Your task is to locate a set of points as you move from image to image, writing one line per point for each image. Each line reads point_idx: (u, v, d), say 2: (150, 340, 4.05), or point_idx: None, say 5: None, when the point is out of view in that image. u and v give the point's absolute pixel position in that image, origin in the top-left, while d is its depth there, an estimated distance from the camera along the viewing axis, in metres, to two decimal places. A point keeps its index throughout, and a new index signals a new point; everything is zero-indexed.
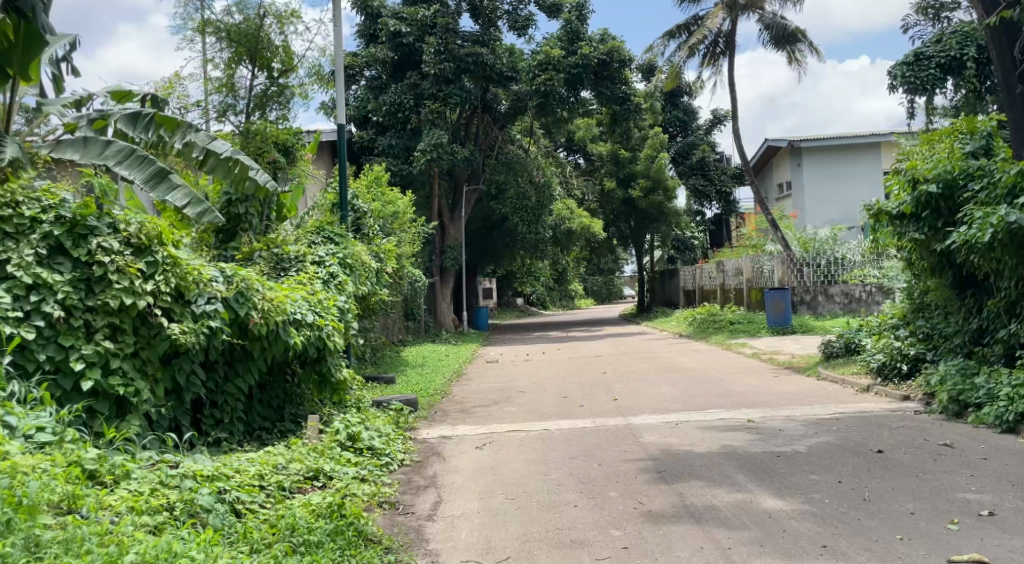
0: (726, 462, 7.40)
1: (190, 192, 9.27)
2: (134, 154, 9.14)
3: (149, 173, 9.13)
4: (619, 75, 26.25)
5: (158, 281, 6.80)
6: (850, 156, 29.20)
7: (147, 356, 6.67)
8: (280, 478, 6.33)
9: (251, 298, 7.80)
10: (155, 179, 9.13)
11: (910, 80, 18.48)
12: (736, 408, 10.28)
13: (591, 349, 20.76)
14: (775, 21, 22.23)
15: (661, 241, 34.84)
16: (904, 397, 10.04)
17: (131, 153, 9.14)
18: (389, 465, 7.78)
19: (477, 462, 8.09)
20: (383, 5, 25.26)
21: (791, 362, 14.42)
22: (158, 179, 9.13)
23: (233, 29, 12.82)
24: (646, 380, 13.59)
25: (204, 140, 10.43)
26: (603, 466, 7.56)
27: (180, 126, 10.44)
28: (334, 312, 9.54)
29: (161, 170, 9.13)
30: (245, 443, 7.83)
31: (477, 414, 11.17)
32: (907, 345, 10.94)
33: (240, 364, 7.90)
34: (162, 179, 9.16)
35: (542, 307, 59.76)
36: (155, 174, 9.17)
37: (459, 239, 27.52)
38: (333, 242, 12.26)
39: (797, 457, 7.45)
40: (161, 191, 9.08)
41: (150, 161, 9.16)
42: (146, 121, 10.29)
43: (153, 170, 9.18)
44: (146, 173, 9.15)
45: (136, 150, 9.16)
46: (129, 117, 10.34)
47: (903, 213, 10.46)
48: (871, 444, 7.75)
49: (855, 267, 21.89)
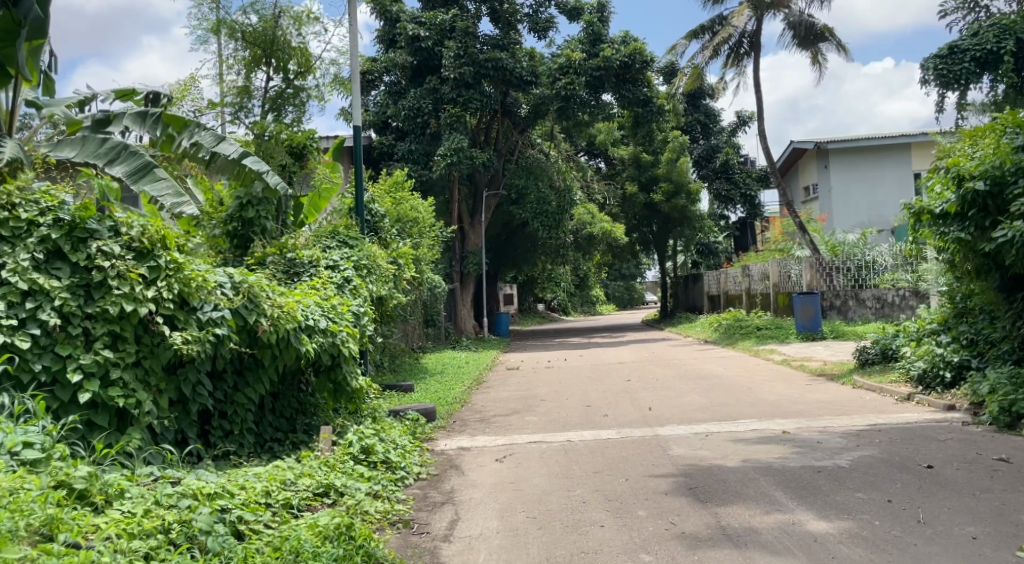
0: (765, 478, 6.96)
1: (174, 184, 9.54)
2: (125, 149, 9.56)
3: (135, 166, 9.47)
4: (641, 78, 25.79)
5: (161, 288, 6.46)
6: (880, 157, 28.57)
7: (150, 366, 6.32)
8: (288, 495, 5.97)
9: (261, 304, 7.47)
10: (140, 173, 9.48)
11: (943, 74, 18.03)
12: (768, 418, 9.82)
13: (614, 355, 20.34)
14: (802, 20, 21.65)
15: (685, 246, 34.31)
16: (949, 407, 9.56)
17: (122, 149, 9.56)
18: (404, 480, 7.40)
19: (498, 476, 7.70)
20: (403, 10, 25.03)
21: (824, 369, 13.90)
22: (143, 172, 9.49)
23: (249, 31, 12.54)
24: (672, 388, 13.14)
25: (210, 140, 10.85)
26: (630, 481, 7.14)
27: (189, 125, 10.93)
28: (348, 317, 9.20)
29: (147, 163, 9.48)
30: (255, 456, 7.52)
31: (498, 424, 10.78)
32: (951, 352, 10.45)
33: (250, 373, 7.59)
34: (146, 173, 9.51)
35: (564, 313, 59.27)
36: (140, 167, 9.51)
37: (479, 244, 27.31)
38: (348, 246, 11.88)
39: (840, 473, 6.99)
40: (144, 183, 9.45)
41: (136, 155, 9.50)
42: (152, 120, 10.78)
43: (139, 164, 9.53)
44: (131, 167, 9.50)
45: (128, 146, 9.59)
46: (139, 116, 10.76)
47: (947, 211, 10.01)
48: (919, 459, 7.28)
49: (886, 272, 21.29)
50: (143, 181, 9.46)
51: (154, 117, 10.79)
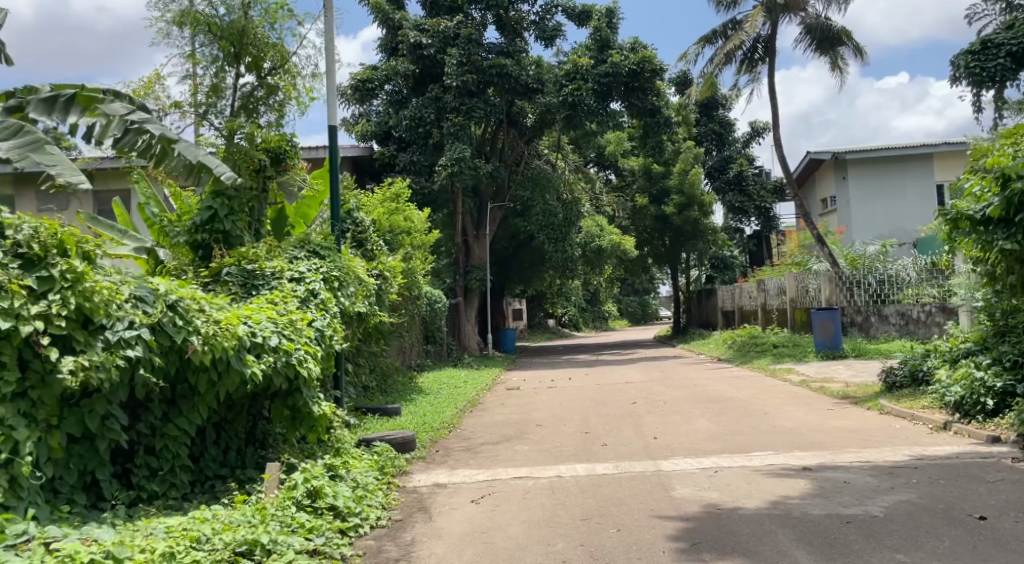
0: (782, 530, 5.82)
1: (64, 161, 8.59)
2: (21, 129, 8.70)
3: (23, 141, 8.55)
4: (651, 87, 24.66)
5: (53, 302, 5.55)
6: (900, 166, 27.35)
7: (37, 397, 5.40)
8: (195, 556, 4.93)
9: (193, 321, 6.49)
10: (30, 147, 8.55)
11: (976, 71, 16.23)
12: (786, 451, 8.63)
13: (622, 375, 19.14)
14: (818, 23, 20.55)
15: (698, 259, 32.93)
16: (994, 439, 8.37)
17: (18, 128, 8.71)
18: (356, 531, 6.26)
19: (469, 522, 6.57)
20: (405, 17, 24.03)
21: (847, 392, 12.69)
22: (34, 146, 8.57)
23: (219, 25, 11.55)
24: (681, 413, 11.92)
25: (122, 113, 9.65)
26: (621, 532, 6.03)
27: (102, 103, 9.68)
28: (310, 334, 8.08)
29: (40, 138, 8.62)
30: (190, 497, 6.50)
31: (484, 454, 9.67)
32: (992, 376, 9.27)
33: (183, 401, 6.57)
34: (36, 148, 8.57)
35: (576, 328, 57.96)
36: (27, 143, 8.56)
37: (484, 259, 26.24)
38: (319, 257, 10.55)
39: (873, 524, 5.83)
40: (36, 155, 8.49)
41: (31, 132, 8.67)
42: (63, 104, 9.58)
43: (30, 140, 8.60)
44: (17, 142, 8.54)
45: (22, 126, 8.74)
46: (44, 102, 9.49)
47: (990, 216, 8.86)
48: (968, 507, 6.11)
49: (910, 286, 19.90)
50: (32, 153, 8.48)
51: (67, 100, 9.60)
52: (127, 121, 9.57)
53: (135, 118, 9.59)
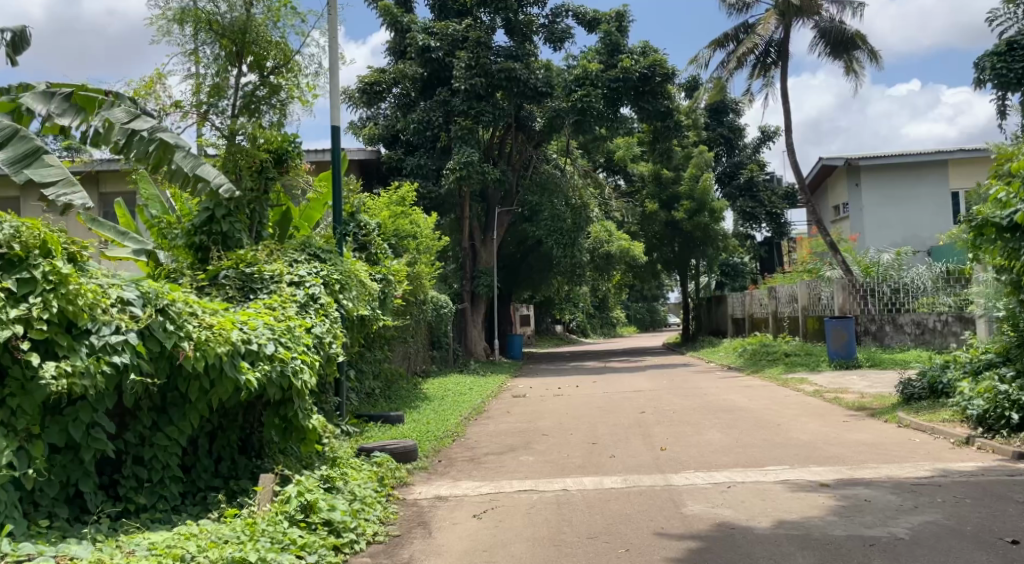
0: (801, 552, 5.48)
1: (63, 174, 8.33)
2: (15, 134, 8.36)
3: (18, 153, 8.23)
4: (661, 90, 24.38)
5: (33, 305, 5.30)
6: (913, 174, 26.97)
7: (17, 405, 5.15)
8: None
9: (184, 325, 6.20)
10: (26, 159, 8.25)
11: (1002, 73, 15.59)
12: (802, 465, 8.28)
13: (631, 383, 18.78)
14: (833, 26, 20.23)
15: (708, 267, 32.50)
16: (1020, 455, 8.01)
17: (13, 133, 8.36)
18: (351, 549, 5.94)
19: (470, 539, 6.26)
20: (414, 20, 23.75)
21: (863, 403, 12.32)
22: (30, 158, 8.28)
23: (220, 22, 11.32)
24: (692, 424, 11.57)
25: (124, 119, 9.40)
26: (629, 552, 5.71)
27: (104, 106, 9.55)
28: (308, 341, 7.77)
29: (37, 148, 8.31)
30: (179, 510, 6.20)
31: (488, 465, 9.34)
32: (1017, 390, 8.89)
33: (174, 408, 6.28)
34: (32, 159, 8.28)
35: (583, 335, 57.55)
36: (22, 155, 8.25)
37: (491, 264, 25.79)
38: (319, 261, 10.23)
39: (899, 547, 5.49)
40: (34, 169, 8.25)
41: (28, 138, 8.34)
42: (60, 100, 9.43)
43: (28, 150, 8.30)
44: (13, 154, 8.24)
45: (19, 130, 8.38)
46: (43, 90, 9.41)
47: (1018, 222, 8.50)
48: (998, 530, 5.76)
49: (924, 295, 19.36)
50: (27, 169, 8.20)
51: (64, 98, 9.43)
52: (132, 127, 9.32)
53: (147, 128, 9.37)
